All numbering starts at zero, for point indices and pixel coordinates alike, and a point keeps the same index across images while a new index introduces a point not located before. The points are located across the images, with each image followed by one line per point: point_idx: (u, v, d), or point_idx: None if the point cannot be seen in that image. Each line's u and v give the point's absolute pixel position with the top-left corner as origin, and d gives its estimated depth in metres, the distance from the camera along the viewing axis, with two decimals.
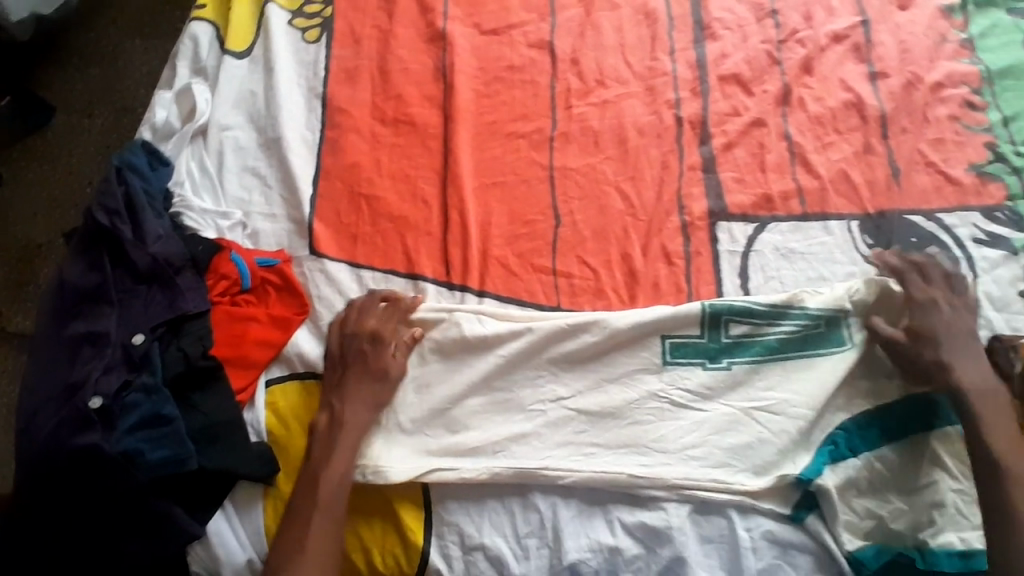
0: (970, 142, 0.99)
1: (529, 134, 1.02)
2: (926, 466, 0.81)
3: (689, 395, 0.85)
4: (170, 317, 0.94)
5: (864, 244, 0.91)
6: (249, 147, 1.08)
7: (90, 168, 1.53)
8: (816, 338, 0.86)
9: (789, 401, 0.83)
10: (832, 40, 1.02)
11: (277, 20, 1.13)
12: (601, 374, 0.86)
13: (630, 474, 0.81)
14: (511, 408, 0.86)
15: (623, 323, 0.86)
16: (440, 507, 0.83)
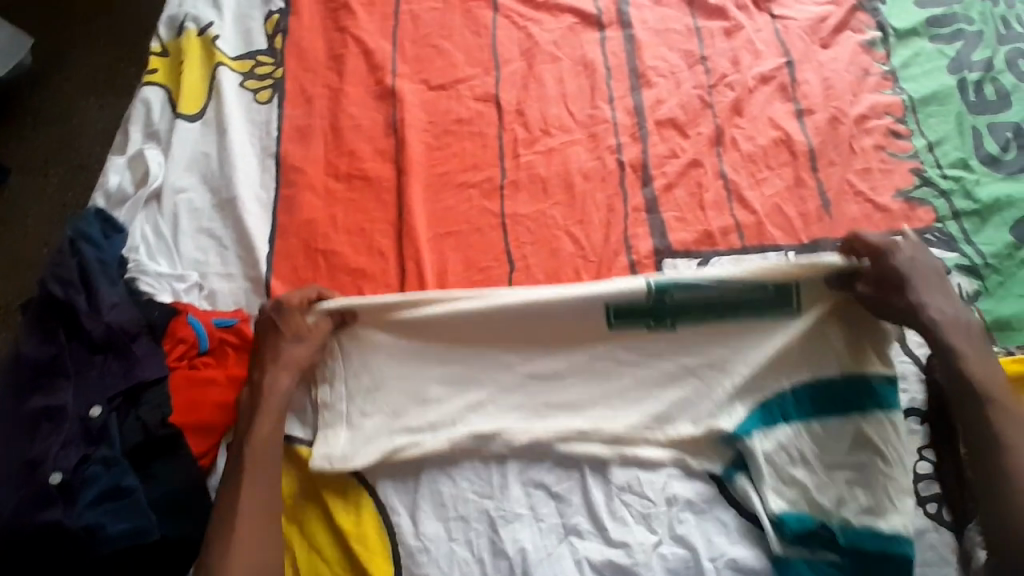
0: (898, 169, 1.03)
1: (479, 184, 1.05)
2: (861, 449, 0.87)
3: (632, 354, 0.94)
4: (126, 387, 0.93)
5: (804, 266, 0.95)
6: (203, 208, 1.09)
7: (48, 229, 1.52)
8: (761, 304, 0.92)
9: (724, 360, 0.92)
10: (760, 80, 1.07)
11: (228, 83, 1.16)
12: (551, 346, 0.94)
13: (579, 431, 0.90)
14: (468, 381, 0.94)
15: (570, 297, 0.92)
16: (407, 477, 0.91)
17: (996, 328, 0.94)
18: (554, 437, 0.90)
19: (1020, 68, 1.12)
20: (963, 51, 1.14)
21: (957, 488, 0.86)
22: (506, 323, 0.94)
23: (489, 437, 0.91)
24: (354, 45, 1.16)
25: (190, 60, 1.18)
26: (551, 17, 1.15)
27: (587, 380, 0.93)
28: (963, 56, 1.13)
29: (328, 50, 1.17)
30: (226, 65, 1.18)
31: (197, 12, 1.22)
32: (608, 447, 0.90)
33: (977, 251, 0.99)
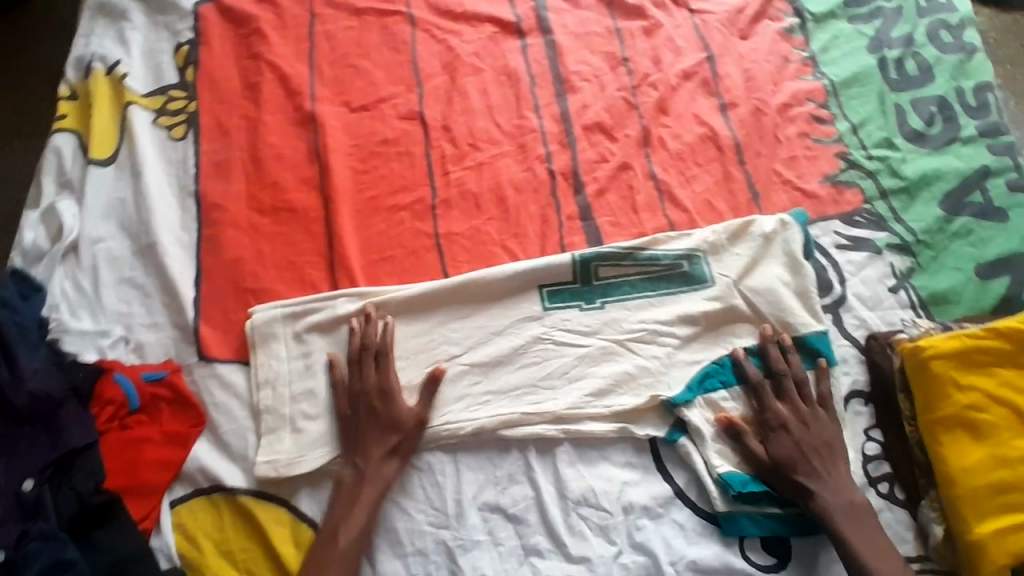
0: (823, 154, 1.04)
1: (410, 205, 1.03)
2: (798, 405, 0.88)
3: (571, 333, 0.94)
4: (56, 457, 0.87)
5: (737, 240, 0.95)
6: (124, 257, 1.04)
7: None
8: (681, 277, 0.95)
9: (657, 330, 0.93)
10: (683, 77, 1.07)
11: (140, 122, 1.11)
12: (489, 328, 0.95)
13: (522, 413, 0.90)
14: (413, 375, 0.94)
15: (501, 277, 0.95)
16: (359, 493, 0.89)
17: (932, 303, 0.97)
18: (498, 426, 0.90)
19: (942, 39, 1.15)
20: (882, 28, 1.16)
21: (906, 466, 0.88)
22: (444, 311, 0.96)
23: (436, 429, 0.91)
24: (269, 71, 1.12)
25: (99, 103, 1.12)
26: (469, 28, 1.13)
27: (529, 373, 0.93)
28: (883, 34, 1.15)
29: (243, 79, 1.13)
30: (136, 103, 1.12)
31: (104, 52, 1.17)
32: (553, 426, 0.90)
33: (907, 228, 1.01)
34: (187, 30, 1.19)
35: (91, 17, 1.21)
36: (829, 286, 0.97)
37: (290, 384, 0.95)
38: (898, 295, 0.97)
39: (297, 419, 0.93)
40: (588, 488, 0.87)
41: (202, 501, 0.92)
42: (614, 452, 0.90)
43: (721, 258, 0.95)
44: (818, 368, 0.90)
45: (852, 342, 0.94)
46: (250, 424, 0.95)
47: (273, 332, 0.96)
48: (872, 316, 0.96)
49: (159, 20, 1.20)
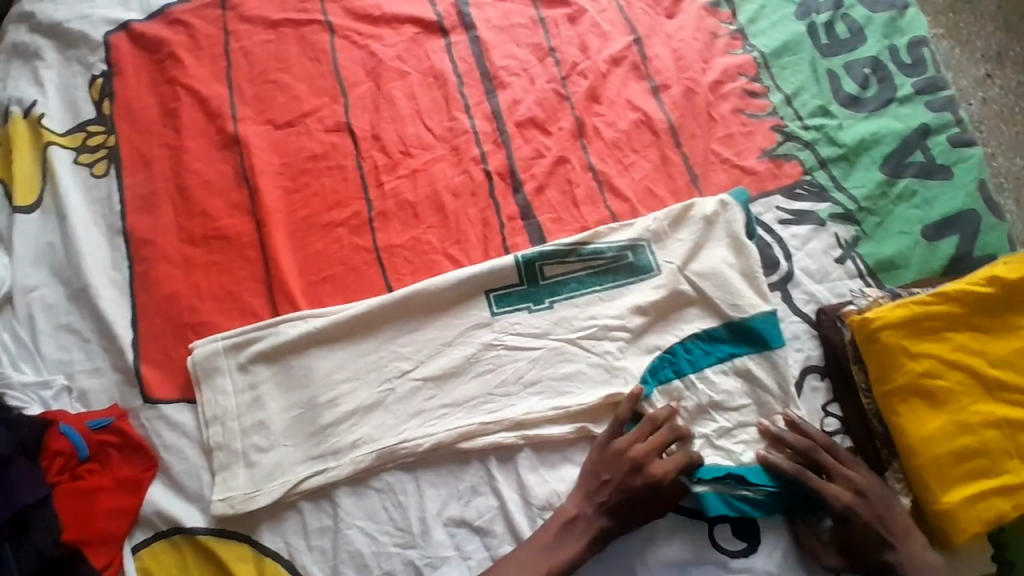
0: (759, 129, 1.04)
1: (347, 221, 1.00)
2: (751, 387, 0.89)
3: (521, 337, 0.93)
4: (13, 516, 0.83)
5: (678, 225, 0.94)
6: (58, 303, 1.00)
7: None
8: (626, 268, 0.94)
9: (608, 325, 0.91)
10: (613, 63, 1.05)
11: (60, 162, 1.06)
12: (439, 340, 0.93)
13: (480, 422, 0.89)
14: (362, 394, 0.92)
15: (446, 286, 0.94)
16: (316, 518, 0.88)
17: (881, 270, 0.97)
18: (456, 438, 0.88)
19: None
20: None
21: (866, 439, 0.88)
22: (391, 327, 0.94)
23: (394, 447, 0.89)
24: (187, 95, 1.07)
25: (18, 147, 1.07)
26: (390, 32, 1.10)
27: (483, 382, 0.91)
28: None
29: (161, 106, 1.09)
30: (55, 143, 1.08)
31: (20, 93, 1.12)
32: (511, 433, 0.89)
33: (849, 196, 1.01)
34: (100, 60, 1.14)
35: (5, 59, 1.17)
36: (775, 262, 0.97)
37: (240, 420, 0.92)
38: (845, 265, 0.97)
39: (249, 453, 0.91)
40: (552, 491, 0.87)
41: (166, 544, 0.89)
42: (575, 451, 0.89)
43: (665, 246, 0.94)
44: (772, 351, 0.90)
45: (804, 318, 0.94)
46: (203, 463, 0.92)
47: (216, 366, 0.93)
48: (820, 289, 0.96)
49: (70, 53, 1.15)
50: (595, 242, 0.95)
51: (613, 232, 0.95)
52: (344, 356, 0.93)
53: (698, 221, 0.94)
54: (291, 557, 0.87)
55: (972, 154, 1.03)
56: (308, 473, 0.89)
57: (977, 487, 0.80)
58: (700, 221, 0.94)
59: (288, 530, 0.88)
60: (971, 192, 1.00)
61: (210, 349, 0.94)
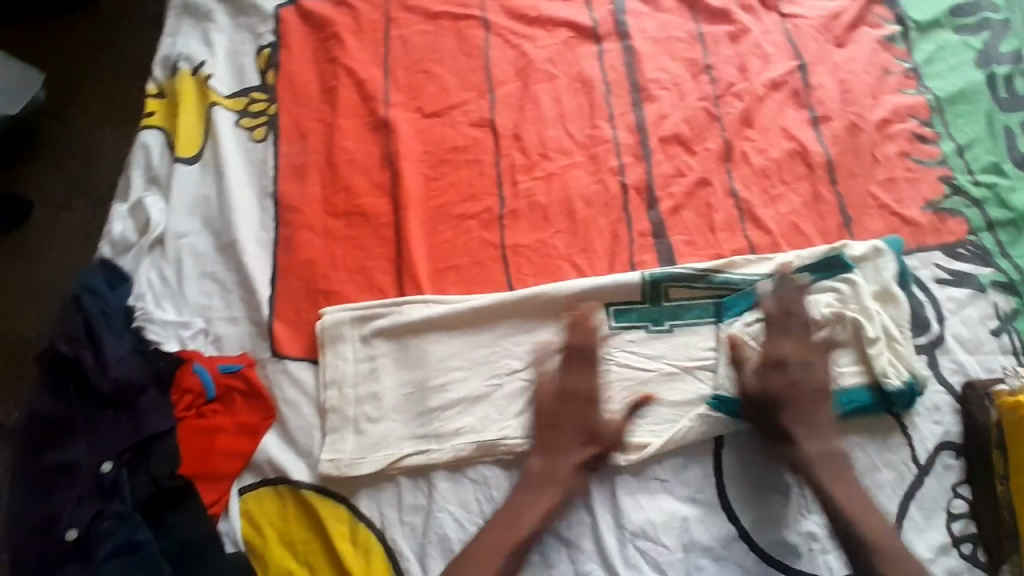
0: (924, 177, 0.96)
1: (478, 214, 1.02)
2: (882, 451, 0.85)
3: (635, 356, 0.91)
4: (136, 442, 0.93)
5: (822, 265, 0.89)
6: (207, 252, 1.08)
7: (71, 260, 1.49)
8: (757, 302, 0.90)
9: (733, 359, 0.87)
10: (771, 88, 1.00)
11: (224, 122, 1.15)
12: (553, 344, 0.94)
13: (581, 434, 0.89)
14: (469, 384, 0.94)
15: (567, 293, 0.93)
16: (412, 496, 0.91)
17: None
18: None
19: None
20: (992, 41, 1.05)
21: (993, 528, 0.81)
22: (507, 324, 0.95)
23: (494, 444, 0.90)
24: (345, 75, 1.14)
25: (186, 102, 1.17)
26: (543, 33, 1.11)
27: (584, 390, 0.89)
28: (991, 48, 1.04)
29: (320, 83, 1.16)
30: (221, 103, 1.17)
31: (189, 51, 1.21)
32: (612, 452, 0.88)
33: (1016, 266, 0.91)
34: (270, 33, 1.22)
35: (177, 16, 1.26)
36: (924, 324, 0.89)
37: (354, 385, 0.97)
38: (1000, 339, 0.89)
39: (360, 418, 0.95)
40: (651, 520, 0.84)
41: (269, 489, 0.95)
42: (676, 485, 0.86)
43: (812, 291, 0.89)
44: (913, 414, 0.86)
45: (947, 389, 0.87)
46: (314, 422, 0.97)
47: (341, 334, 0.98)
48: (968, 360, 0.88)
49: (242, 23, 1.24)
50: (729, 271, 0.91)
51: (752, 264, 0.91)
52: (458, 343, 0.96)
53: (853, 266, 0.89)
54: (384, 528, 0.90)
55: None
56: (411, 451, 0.92)
57: None
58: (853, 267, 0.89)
59: (383, 500, 0.92)
60: None
61: (338, 317, 0.99)
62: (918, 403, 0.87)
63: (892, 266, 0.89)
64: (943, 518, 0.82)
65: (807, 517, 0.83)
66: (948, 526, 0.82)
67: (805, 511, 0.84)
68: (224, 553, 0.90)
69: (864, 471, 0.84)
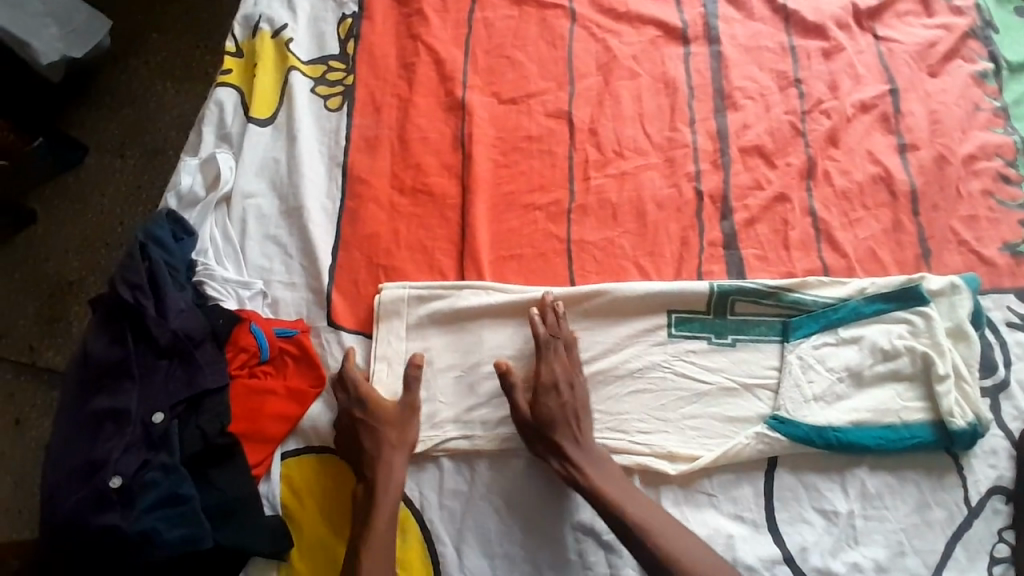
0: (1005, 218, 0.94)
1: (546, 206, 1.01)
2: (935, 489, 0.83)
3: (693, 366, 0.89)
4: (189, 395, 0.94)
5: (897, 296, 0.87)
6: (271, 215, 1.09)
7: (124, 208, 1.51)
8: (825, 326, 0.88)
9: (795, 380, 0.86)
10: (860, 110, 0.98)
11: (300, 87, 1.15)
12: (609, 344, 0.91)
13: (629, 439, 0.86)
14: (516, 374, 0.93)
15: (631, 294, 0.91)
16: (452, 480, 0.91)
17: None
18: (607, 449, 0.86)
19: None
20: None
21: None
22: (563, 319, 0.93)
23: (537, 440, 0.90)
24: (425, 52, 1.13)
25: (264, 64, 1.17)
26: (630, 30, 1.10)
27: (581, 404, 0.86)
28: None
29: (399, 57, 1.15)
30: (299, 69, 1.17)
31: (273, 14, 1.22)
32: (660, 460, 0.85)
33: None
34: (353, 2, 1.22)
35: None
36: (992, 366, 0.87)
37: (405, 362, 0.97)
38: None
39: None
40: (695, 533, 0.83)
41: (311, 456, 0.97)
42: (723, 500, 0.84)
43: (883, 320, 0.87)
44: (971, 455, 0.84)
45: (1006, 434, 0.85)
46: None
47: (398, 310, 0.98)
48: None
49: None
50: (800, 292, 0.89)
51: (825, 286, 0.89)
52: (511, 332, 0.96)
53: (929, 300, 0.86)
54: (422, 508, 0.90)
55: None
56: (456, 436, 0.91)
57: None
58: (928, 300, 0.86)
59: (425, 481, 0.91)
60: None
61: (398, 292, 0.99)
62: (976, 445, 0.85)
63: (969, 306, 0.86)
64: (990, 562, 0.81)
65: (855, 548, 0.81)
66: (994, 571, 0.81)
67: (853, 542, 0.82)
68: (264, 514, 0.92)
69: (914, 508, 0.83)
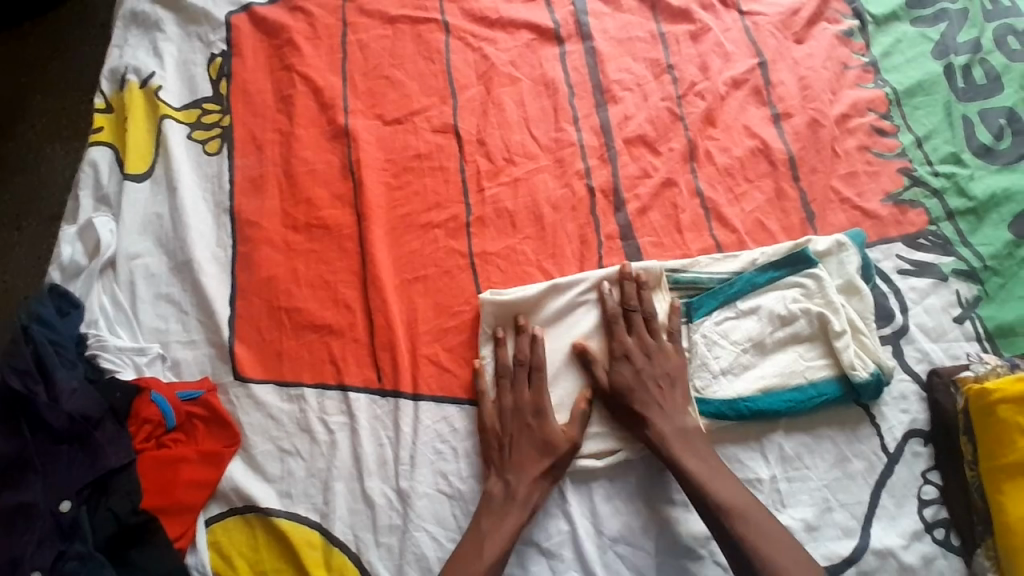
0: (884, 170, 0.95)
1: (444, 223, 1.00)
2: (855, 443, 0.85)
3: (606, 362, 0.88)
4: (94, 478, 0.87)
5: (788, 261, 0.88)
6: (160, 273, 1.04)
7: (26, 283, 1.41)
8: (725, 300, 0.88)
9: (705, 359, 0.87)
10: (732, 86, 1.01)
11: (174, 135, 1.10)
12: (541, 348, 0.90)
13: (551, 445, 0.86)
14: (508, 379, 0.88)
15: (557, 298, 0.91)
16: (387, 518, 0.88)
17: (1000, 336, 0.89)
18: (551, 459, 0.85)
19: (1009, 46, 1.05)
20: (949, 33, 1.06)
21: (965, 513, 0.82)
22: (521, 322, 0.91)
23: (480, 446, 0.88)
24: (302, 83, 1.11)
25: (135, 117, 1.12)
26: (504, 36, 1.09)
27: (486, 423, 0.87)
28: (949, 39, 1.06)
29: (276, 92, 1.12)
30: (171, 116, 1.12)
31: (137, 63, 1.16)
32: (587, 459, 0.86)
33: (975, 254, 0.93)
34: (220, 40, 1.18)
35: (124, 26, 1.20)
36: (889, 314, 0.89)
37: (320, 402, 0.94)
38: (963, 326, 0.89)
39: (331, 434, 0.93)
40: (631, 523, 0.83)
41: (238, 519, 0.91)
42: (653, 488, 0.85)
43: (777, 286, 0.88)
44: (881, 404, 0.86)
45: (914, 377, 0.87)
46: (280, 445, 0.94)
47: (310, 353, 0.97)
48: (934, 348, 0.88)
49: (191, 29, 1.19)
50: (697, 272, 0.90)
51: (719, 263, 0.90)
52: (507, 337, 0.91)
53: (819, 261, 0.88)
54: (358, 551, 0.87)
55: None
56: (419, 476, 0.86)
57: None
58: (818, 263, 0.88)
59: (358, 523, 0.88)
60: None
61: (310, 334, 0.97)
62: (885, 392, 0.87)
63: (856, 260, 0.89)
64: (915, 503, 0.83)
65: (784, 512, 0.82)
66: (920, 511, 0.83)
67: (781, 506, 0.82)
68: None
69: (834, 462, 0.84)
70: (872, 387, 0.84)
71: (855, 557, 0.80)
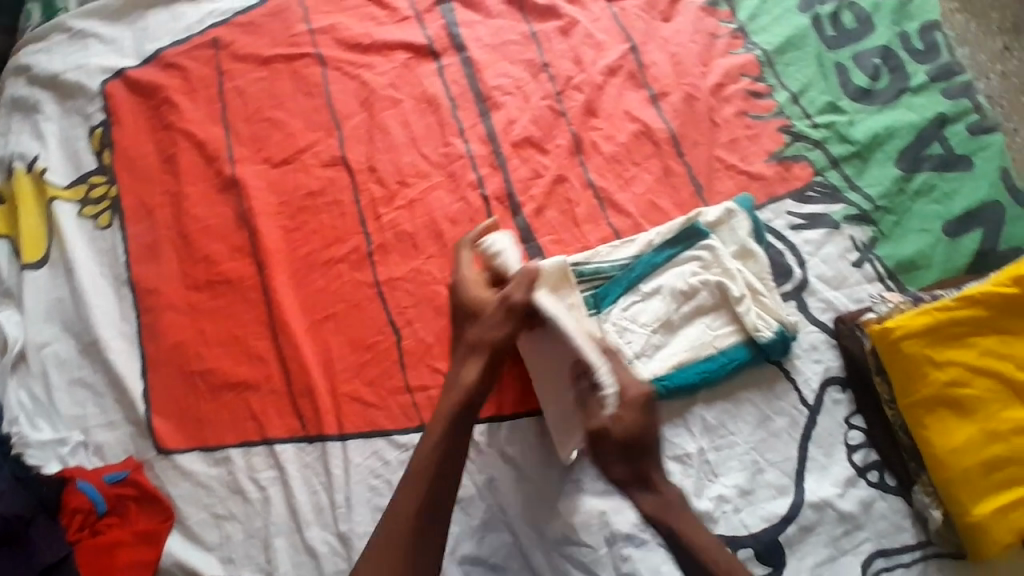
0: (763, 131, 0.97)
1: (346, 256, 0.98)
2: (774, 402, 0.86)
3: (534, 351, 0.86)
4: None
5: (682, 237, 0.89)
6: (70, 357, 1.00)
7: None
8: (627, 285, 0.89)
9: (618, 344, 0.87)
10: (608, 74, 1.02)
11: (64, 215, 1.07)
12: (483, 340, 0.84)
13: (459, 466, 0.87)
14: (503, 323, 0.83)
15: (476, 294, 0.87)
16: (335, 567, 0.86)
17: (901, 272, 0.90)
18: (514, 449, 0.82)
19: None
20: None
21: (893, 451, 0.83)
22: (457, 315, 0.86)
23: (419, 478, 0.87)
24: (185, 140, 1.08)
25: (22, 202, 1.08)
26: (380, 60, 1.08)
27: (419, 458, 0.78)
28: None
29: (160, 153, 1.10)
30: (59, 196, 1.08)
31: (22, 148, 1.12)
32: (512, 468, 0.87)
33: (864, 198, 0.93)
34: (97, 110, 1.14)
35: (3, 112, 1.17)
36: (787, 270, 0.91)
37: (247, 459, 0.92)
38: (863, 269, 0.90)
39: (263, 491, 0.91)
40: (569, 523, 0.83)
41: None
42: (587, 481, 0.85)
43: (675, 263, 0.89)
44: (794, 357, 0.88)
45: (821, 327, 0.89)
46: (214, 511, 0.91)
47: (233, 413, 0.94)
48: (838, 295, 0.90)
49: (70, 105, 1.15)
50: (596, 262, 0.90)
51: (615, 249, 0.91)
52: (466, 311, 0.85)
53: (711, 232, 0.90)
54: None
55: (993, 141, 0.98)
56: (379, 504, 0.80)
57: (1007, 501, 0.76)
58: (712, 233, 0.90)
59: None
60: (994, 181, 0.95)
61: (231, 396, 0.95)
62: (796, 345, 0.88)
63: (744, 222, 0.90)
64: (844, 450, 0.84)
65: (716, 482, 0.84)
66: (850, 458, 0.84)
67: (712, 476, 0.84)
68: None
69: (757, 424, 0.86)
70: (779, 343, 0.86)
71: (792, 513, 0.82)
